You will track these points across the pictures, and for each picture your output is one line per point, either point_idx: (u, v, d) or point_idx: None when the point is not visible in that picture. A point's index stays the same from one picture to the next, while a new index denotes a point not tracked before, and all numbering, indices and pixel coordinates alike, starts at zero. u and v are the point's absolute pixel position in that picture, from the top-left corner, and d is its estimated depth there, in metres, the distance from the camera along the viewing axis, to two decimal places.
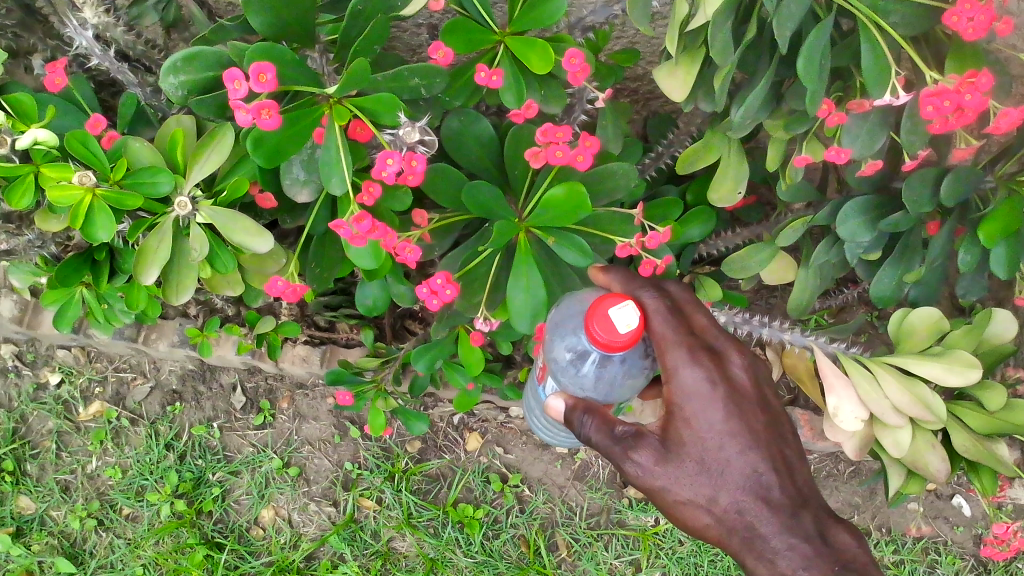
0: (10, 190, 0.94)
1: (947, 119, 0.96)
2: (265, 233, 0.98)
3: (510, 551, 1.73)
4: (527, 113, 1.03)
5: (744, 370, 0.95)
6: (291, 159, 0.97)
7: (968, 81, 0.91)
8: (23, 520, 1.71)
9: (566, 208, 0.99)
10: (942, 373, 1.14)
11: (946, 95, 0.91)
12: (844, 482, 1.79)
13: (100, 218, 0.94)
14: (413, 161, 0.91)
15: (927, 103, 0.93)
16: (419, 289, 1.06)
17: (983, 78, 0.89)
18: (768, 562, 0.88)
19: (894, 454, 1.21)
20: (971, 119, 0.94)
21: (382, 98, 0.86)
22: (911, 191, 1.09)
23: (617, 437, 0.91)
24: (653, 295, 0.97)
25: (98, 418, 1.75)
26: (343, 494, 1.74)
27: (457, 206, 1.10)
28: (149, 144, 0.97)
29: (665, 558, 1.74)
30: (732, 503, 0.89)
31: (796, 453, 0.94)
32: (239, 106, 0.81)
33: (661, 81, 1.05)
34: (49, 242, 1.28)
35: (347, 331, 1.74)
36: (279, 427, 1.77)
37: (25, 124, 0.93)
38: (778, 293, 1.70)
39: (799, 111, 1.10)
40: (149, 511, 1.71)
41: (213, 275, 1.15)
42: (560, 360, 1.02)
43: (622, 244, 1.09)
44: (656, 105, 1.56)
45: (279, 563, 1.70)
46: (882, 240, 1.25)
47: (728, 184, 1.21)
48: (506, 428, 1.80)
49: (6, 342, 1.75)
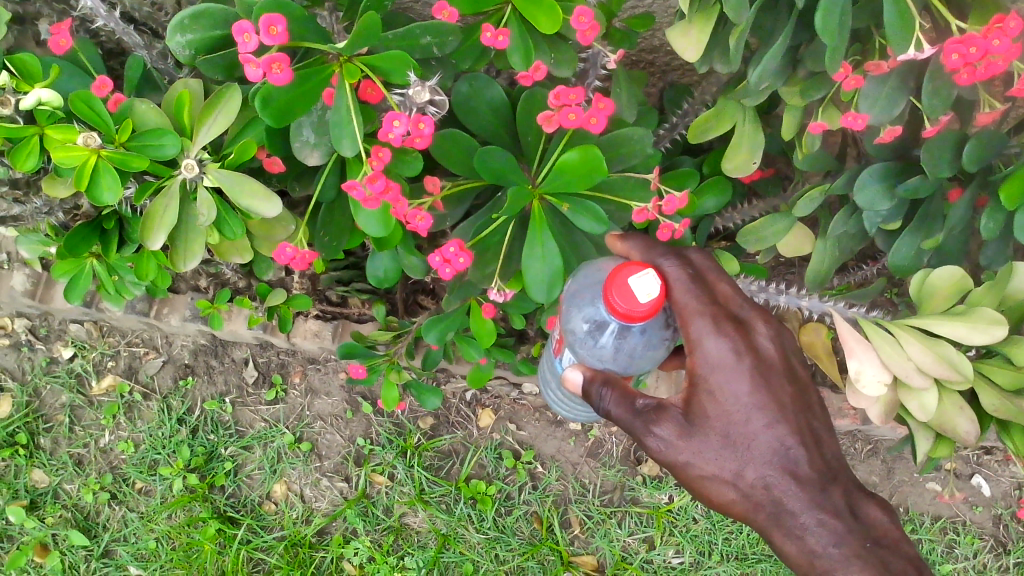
0: (14, 151, 0.92)
1: (974, 69, 0.91)
2: (273, 197, 0.96)
3: (522, 528, 1.71)
4: (536, 75, 0.98)
5: (770, 340, 0.92)
6: (301, 120, 0.95)
7: (997, 25, 0.86)
8: (37, 493, 1.70)
9: (579, 172, 0.96)
10: (967, 334, 1.11)
11: (972, 41, 0.87)
12: (862, 460, 1.77)
13: (106, 179, 0.93)
14: (421, 123, 0.88)
15: (952, 52, 0.89)
16: (433, 259, 1.04)
17: (1012, 23, 0.85)
18: (797, 539, 0.87)
19: (920, 417, 1.19)
20: (999, 70, 0.90)
21: (393, 55, 0.83)
22: (930, 153, 1.07)
23: (639, 410, 0.89)
24: (673, 263, 0.94)
25: (111, 392, 1.75)
26: (355, 470, 1.73)
27: (468, 172, 1.07)
28: (156, 106, 0.95)
29: (679, 535, 1.72)
30: (759, 478, 0.87)
31: (824, 426, 0.92)
32: (249, 60, 0.79)
33: (674, 40, 1.00)
34: (56, 211, 1.28)
35: (359, 306, 1.73)
36: (291, 402, 1.77)
37: (30, 85, 0.92)
38: (795, 271, 1.68)
39: (817, 76, 1.07)
40: (162, 485, 1.71)
41: (221, 241, 1.14)
42: (578, 331, 1.00)
43: (638, 210, 1.06)
44: (673, 77, 1.52)
45: (291, 537, 1.69)
46: (902, 208, 1.22)
47: (743, 153, 1.18)
48: (519, 404, 1.79)
49: (20, 315, 1.75)
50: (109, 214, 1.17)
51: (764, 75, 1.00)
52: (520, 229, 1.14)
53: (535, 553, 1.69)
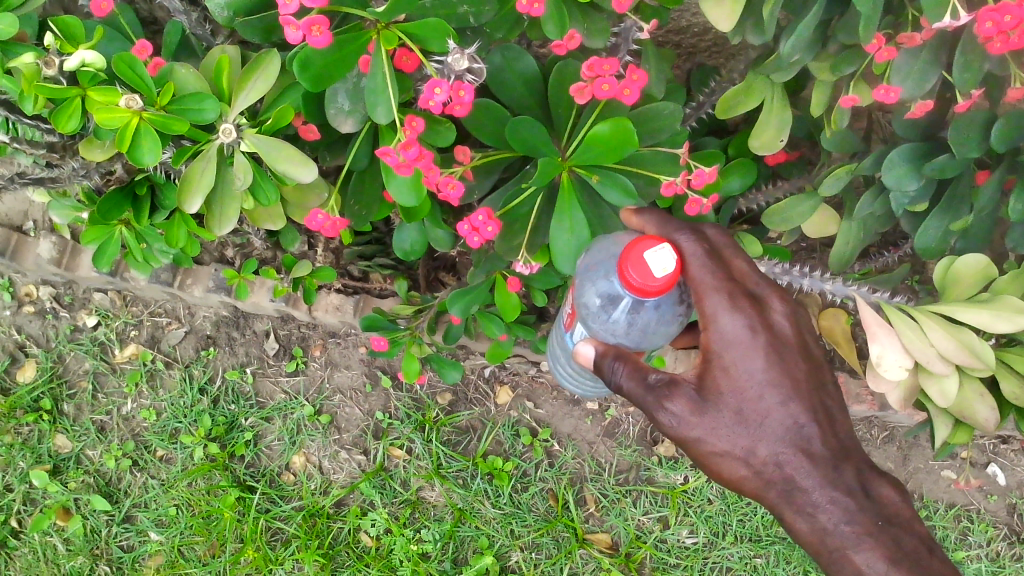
0: (56, 112, 0.94)
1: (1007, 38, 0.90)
2: (309, 162, 0.98)
3: (538, 504, 1.73)
4: (569, 44, 0.99)
5: (785, 317, 0.92)
6: (336, 87, 0.95)
7: None
8: (60, 458, 1.73)
9: (610, 144, 0.97)
10: (990, 321, 1.11)
11: (1008, 9, 0.86)
12: (877, 447, 1.77)
13: (146, 140, 0.95)
14: (461, 91, 0.90)
15: (985, 19, 0.87)
16: (462, 226, 1.06)
17: None
18: (808, 516, 0.88)
19: (941, 403, 1.19)
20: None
21: (430, 23, 0.84)
22: (959, 132, 1.07)
23: (651, 386, 0.88)
24: (690, 239, 0.92)
25: (133, 360, 1.78)
26: (373, 443, 1.75)
27: (500, 142, 1.09)
28: (194, 69, 0.96)
29: (694, 516, 1.73)
30: (771, 456, 0.88)
31: (837, 405, 0.93)
32: (289, 23, 0.80)
33: (706, 12, 0.98)
34: (93, 173, 1.31)
35: (380, 281, 1.74)
36: (312, 374, 1.78)
37: (73, 46, 0.94)
38: (817, 256, 1.68)
39: (848, 51, 1.07)
40: (183, 454, 1.73)
41: (254, 207, 1.16)
42: (591, 305, 1.01)
43: (667, 183, 1.07)
44: (700, 59, 1.52)
45: (310, 508, 1.71)
46: (929, 189, 1.21)
47: (771, 131, 1.19)
48: (537, 382, 1.80)
49: (44, 283, 1.77)
50: (142, 179, 1.19)
51: (796, 48, 1.00)
52: (549, 201, 1.15)
53: (550, 529, 1.70)
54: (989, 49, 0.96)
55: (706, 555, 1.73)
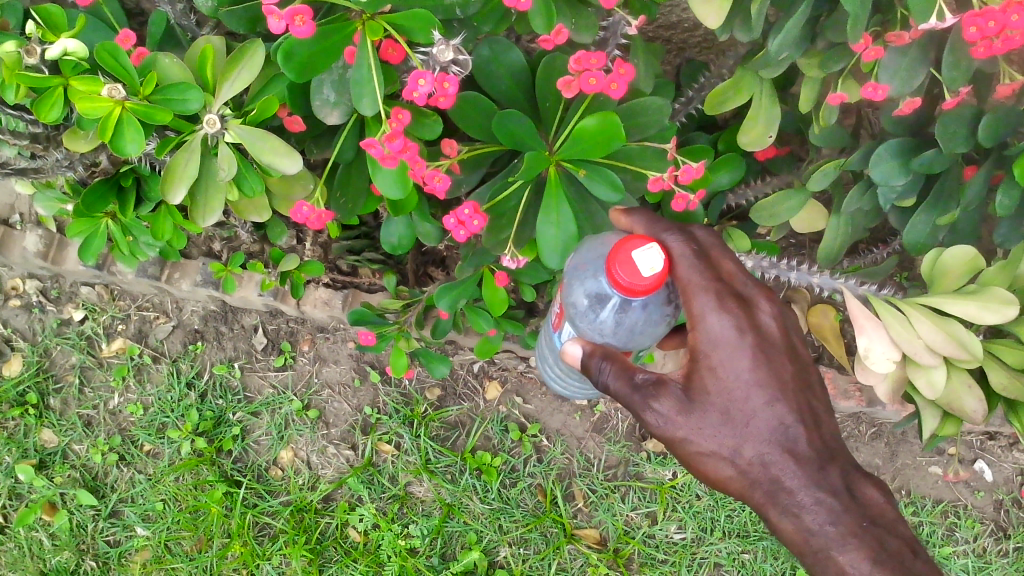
0: (38, 101, 0.93)
1: (992, 43, 0.90)
2: (294, 154, 0.97)
3: (526, 499, 1.73)
4: (557, 39, 0.98)
5: (773, 318, 0.92)
6: (322, 79, 0.95)
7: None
8: (46, 453, 1.72)
9: (597, 138, 0.96)
10: (978, 312, 1.11)
11: (991, 15, 0.85)
12: (865, 443, 1.78)
13: (129, 131, 0.94)
14: (445, 82, 0.90)
15: (970, 24, 0.87)
16: (448, 219, 1.05)
17: None
18: (793, 516, 0.88)
19: (928, 394, 1.20)
20: (1017, 44, 0.88)
21: (416, 14, 0.84)
22: (946, 128, 1.07)
23: (638, 385, 0.88)
24: (678, 239, 0.92)
25: (120, 355, 1.77)
26: (361, 438, 1.74)
27: (488, 136, 1.08)
28: (179, 60, 0.95)
29: (682, 511, 1.73)
30: (757, 456, 0.88)
31: (823, 406, 0.93)
32: (272, 12, 0.80)
33: (695, 8, 0.98)
34: (76, 164, 1.31)
35: (369, 276, 1.74)
36: (300, 369, 1.78)
37: (54, 35, 0.94)
38: (805, 252, 1.68)
39: (836, 48, 1.07)
40: (170, 449, 1.72)
41: (240, 199, 1.15)
42: (578, 305, 1.00)
43: (655, 178, 1.05)
44: (690, 54, 1.51)
45: (297, 503, 1.70)
46: (917, 184, 1.21)
47: (759, 128, 1.19)
48: (526, 377, 1.80)
49: (31, 277, 1.75)
50: (127, 171, 1.19)
51: (784, 45, 1.00)
52: (537, 195, 1.15)
53: (538, 524, 1.70)
54: (976, 47, 0.96)
55: (694, 551, 1.73)
